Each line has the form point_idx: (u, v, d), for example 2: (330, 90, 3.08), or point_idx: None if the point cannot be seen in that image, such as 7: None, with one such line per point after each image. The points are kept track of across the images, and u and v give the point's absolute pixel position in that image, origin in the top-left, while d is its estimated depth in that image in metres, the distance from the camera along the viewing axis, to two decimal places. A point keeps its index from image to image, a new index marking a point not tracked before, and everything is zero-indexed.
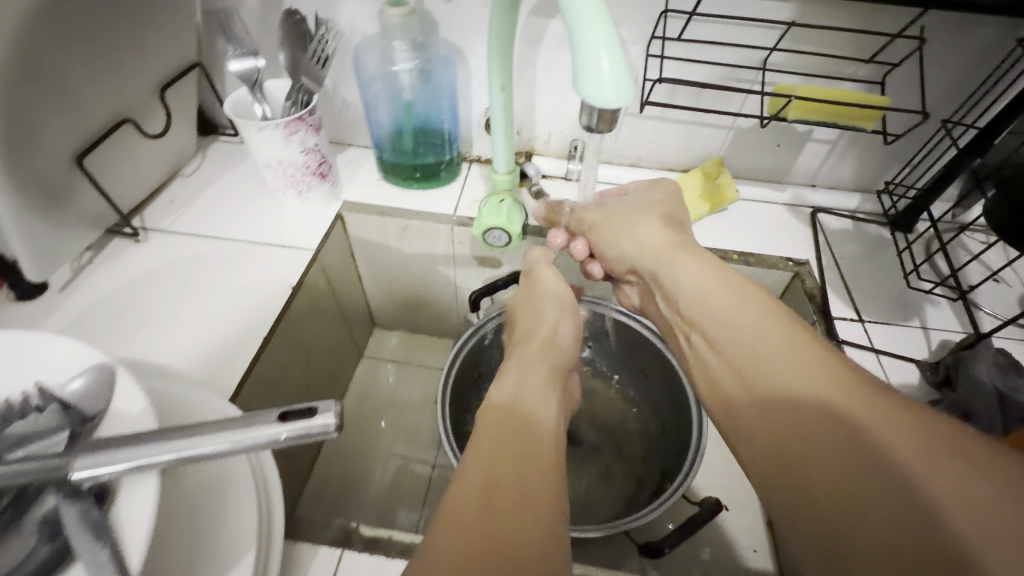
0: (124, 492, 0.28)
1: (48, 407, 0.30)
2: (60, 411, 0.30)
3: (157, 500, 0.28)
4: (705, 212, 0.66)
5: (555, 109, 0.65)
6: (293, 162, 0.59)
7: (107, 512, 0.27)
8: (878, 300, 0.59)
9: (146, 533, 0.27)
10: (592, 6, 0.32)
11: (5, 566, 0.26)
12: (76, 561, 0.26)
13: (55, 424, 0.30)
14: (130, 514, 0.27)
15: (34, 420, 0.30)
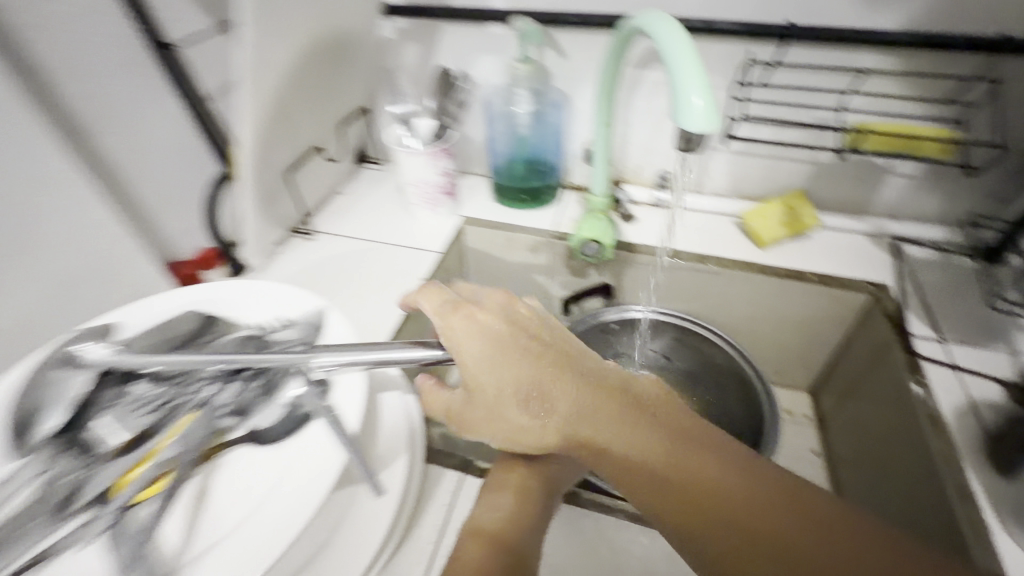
0: (343, 382, 0.40)
1: (293, 325, 0.46)
2: (300, 328, 0.45)
3: (363, 389, 0.40)
4: (785, 237, 0.72)
5: (646, 144, 0.76)
6: (432, 182, 0.74)
7: (332, 394, 0.40)
8: (962, 324, 0.61)
9: (357, 409, 0.39)
10: (689, 60, 0.42)
11: (268, 420, 0.39)
12: (316, 420, 0.38)
13: (299, 335, 0.44)
14: (347, 396, 0.40)
15: (287, 331, 0.45)
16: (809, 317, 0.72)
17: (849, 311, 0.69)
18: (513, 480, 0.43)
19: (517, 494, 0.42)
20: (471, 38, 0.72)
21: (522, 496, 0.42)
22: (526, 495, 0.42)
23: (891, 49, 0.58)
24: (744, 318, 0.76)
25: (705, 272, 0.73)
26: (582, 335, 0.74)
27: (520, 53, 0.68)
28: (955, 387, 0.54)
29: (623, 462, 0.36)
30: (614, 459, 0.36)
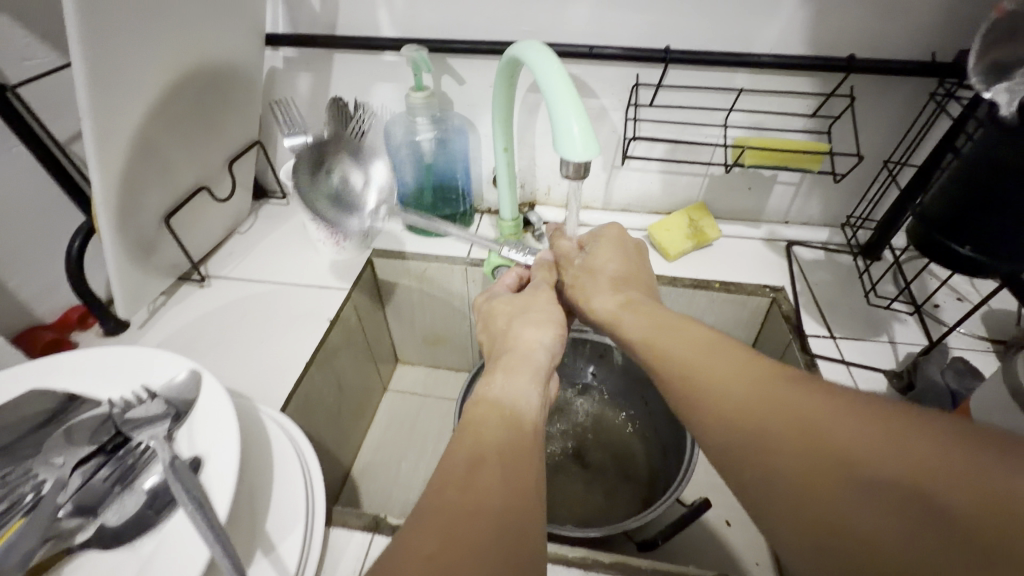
0: (213, 463, 0.36)
1: (156, 398, 0.39)
2: (165, 401, 0.39)
3: (236, 470, 0.35)
4: (691, 248, 0.75)
5: (553, 165, 0.77)
6: (334, 217, 0.71)
7: (200, 478, 0.35)
8: (849, 320, 0.65)
9: (229, 493, 0.34)
10: (564, 89, 0.42)
11: (122, 518, 0.34)
12: (177, 512, 0.34)
13: (162, 411, 0.39)
14: (216, 480, 0.35)
15: (147, 407, 0.39)
16: (719, 323, 0.75)
17: (752, 315, 0.72)
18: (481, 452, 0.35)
19: (489, 462, 0.34)
20: (364, 67, 0.70)
21: (481, 467, 0.34)
22: (488, 463, 0.34)
23: (760, 70, 0.62)
24: None
25: None
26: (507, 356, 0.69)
27: (414, 82, 0.66)
28: (845, 382, 0.58)
29: (515, 440, 0.37)
30: (506, 446, 0.36)
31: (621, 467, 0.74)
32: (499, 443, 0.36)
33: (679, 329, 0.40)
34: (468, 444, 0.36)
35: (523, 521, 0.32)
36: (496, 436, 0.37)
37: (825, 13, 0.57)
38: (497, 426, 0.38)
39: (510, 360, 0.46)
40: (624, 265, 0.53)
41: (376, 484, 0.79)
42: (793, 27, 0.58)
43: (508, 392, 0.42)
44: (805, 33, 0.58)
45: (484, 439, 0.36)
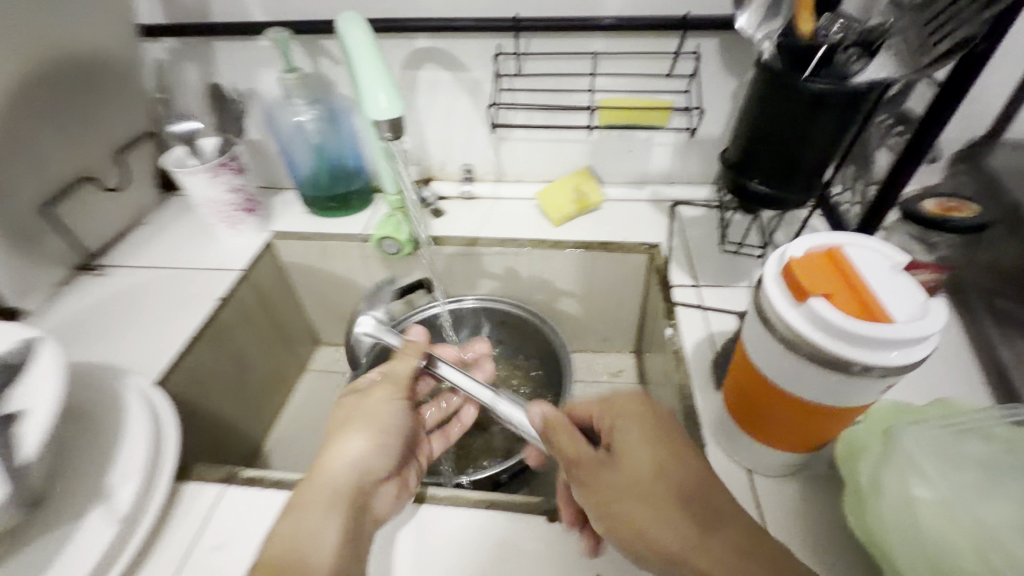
0: (30, 418, 0.39)
1: None
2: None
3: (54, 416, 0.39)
4: (576, 213, 0.78)
5: (442, 139, 0.80)
6: (222, 200, 0.73)
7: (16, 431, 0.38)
8: (714, 268, 0.68)
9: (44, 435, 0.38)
10: (372, 62, 0.46)
11: None
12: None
13: None
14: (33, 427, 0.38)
15: None
16: (607, 283, 0.78)
17: (635, 272, 0.75)
18: (303, 497, 0.44)
19: (305, 495, 0.45)
20: (242, 53, 0.73)
21: (304, 512, 0.43)
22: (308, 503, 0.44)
23: (611, 33, 0.64)
24: (555, 292, 0.81)
25: (507, 253, 0.77)
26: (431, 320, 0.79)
27: (285, 63, 0.68)
28: (699, 324, 0.61)
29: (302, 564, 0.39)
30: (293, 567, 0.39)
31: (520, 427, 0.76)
32: (313, 478, 0.46)
33: (655, 484, 0.38)
34: (303, 496, 0.44)
35: None
36: (321, 479, 0.46)
37: None
38: (331, 465, 0.47)
39: (305, 490, 0.45)
40: (693, 459, 0.40)
41: (287, 458, 0.81)
42: None
43: (303, 527, 0.42)
44: None
45: (324, 492, 0.45)
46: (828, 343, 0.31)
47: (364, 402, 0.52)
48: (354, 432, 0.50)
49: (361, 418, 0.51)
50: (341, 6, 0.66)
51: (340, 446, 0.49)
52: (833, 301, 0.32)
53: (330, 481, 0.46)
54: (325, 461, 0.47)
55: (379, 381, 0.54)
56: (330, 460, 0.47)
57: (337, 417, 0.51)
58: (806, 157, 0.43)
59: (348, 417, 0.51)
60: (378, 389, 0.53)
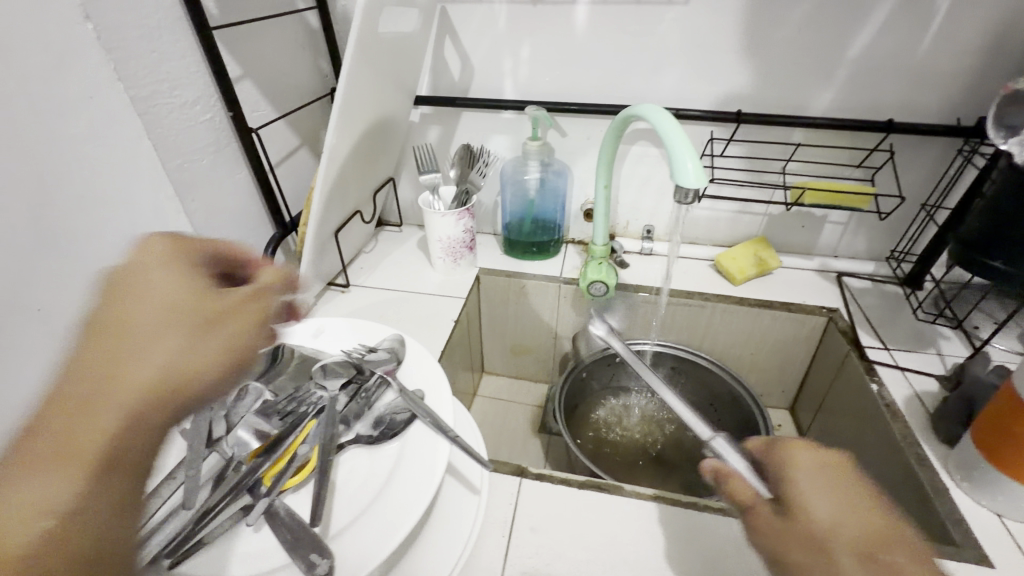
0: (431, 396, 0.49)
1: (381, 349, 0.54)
2: (387, 351, 0.54)
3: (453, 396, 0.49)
4: (755, 275, 0.87)
5: (634, 202, 0.92)
6: (456, 238, 0.86)
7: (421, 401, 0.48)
8: (900, 335, 0.75)
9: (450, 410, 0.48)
10: (685, 143, 0.59)
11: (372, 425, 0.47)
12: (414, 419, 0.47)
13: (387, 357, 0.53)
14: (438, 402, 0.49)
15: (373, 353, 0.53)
16: (781, 340, 0.86)
17: (812, 332, 0.83)
18: (71, 439, 0.26)
19: (83, 439, 0.26)
20: (486, 122, 0.89)
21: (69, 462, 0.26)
22: (84, 446, 0.26)
23: (814, 129, 0.77)
24: (727, 344, 0.89)
25: (692, 305, 0.86)
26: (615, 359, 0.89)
27: (532, 133, 0.83)
28: (902, 382, 0.68)
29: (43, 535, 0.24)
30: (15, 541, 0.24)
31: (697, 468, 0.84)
32: (105, 406, 0.27)
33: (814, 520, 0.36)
34: (60, 427, 0.26)
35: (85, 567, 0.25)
36: (111, 407, 0.27)
37: (866, 85, 0.72)
38: (137, 365, 0.29)
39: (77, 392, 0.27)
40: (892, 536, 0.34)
41: None
42: (840, 96, 0.74)
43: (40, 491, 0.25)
44: (850, 101, 0.74)
45: (76, 405, 0.27)
46: None
47: (188, 293, 0.32)
48: (195, 337, 0.31)
49: (176, 329, 0.30)
50: (585, 92, 0.82)
51: (139, 365, 0.29)
52: None
53: (133, 420, 0.28)
54: (112, 368, 0.28)
55: (173, 266, 0.33)
56: (97, 402, 0.27)
57: (155, 309, 0.31)
58: None
59: (156, 322, 0.30)
60: (170, 274, 0.32)
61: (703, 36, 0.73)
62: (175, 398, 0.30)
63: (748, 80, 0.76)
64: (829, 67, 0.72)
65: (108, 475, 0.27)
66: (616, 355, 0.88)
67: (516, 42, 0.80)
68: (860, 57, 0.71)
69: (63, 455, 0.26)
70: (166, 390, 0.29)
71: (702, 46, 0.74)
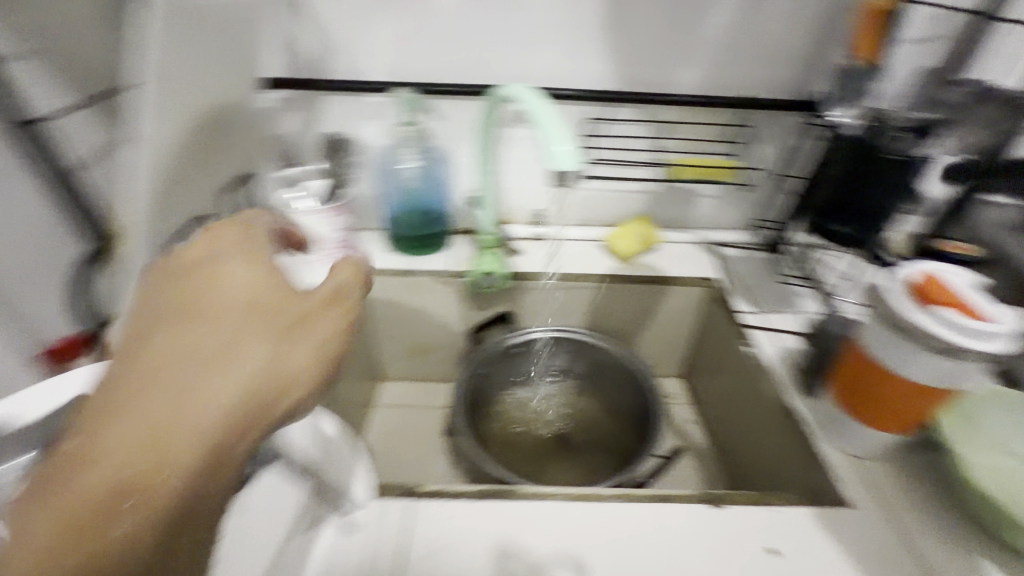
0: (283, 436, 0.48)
1: None
2: None
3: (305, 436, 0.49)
4: (642, 252, 0.89)
5: (523, 187, 0.89)
6: (332, 238, 0.77)
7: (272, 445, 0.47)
8: (768, 298, 0.81)
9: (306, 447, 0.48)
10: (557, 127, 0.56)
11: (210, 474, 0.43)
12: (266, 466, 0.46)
13: None
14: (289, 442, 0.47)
15: None
16: (669, 313, 0.89)
17: (695, 303, 0.87)
18: (92, 495, 0.26)
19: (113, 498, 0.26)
20: (353, 107, 0.80)
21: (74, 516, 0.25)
22: (158, 483, 0.27)
23: (681, 107, 0.79)
24: (621, 322, 0.91)
25: (587, 286, 0.87)
26: (515, 350, 0.87)
27: (404, 117, 0.77)
28: (772, 342, 0.73)
29: (137, 495, 0.26)
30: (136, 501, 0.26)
31: (601, 448, 0.86)
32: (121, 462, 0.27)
33: None
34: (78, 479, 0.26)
35: (132, 507, 0.26)
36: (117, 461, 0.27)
37: (722, 63, 0.75)
38: (180, 429, 0.28)
39: (201, 351, 0.31)
40: None
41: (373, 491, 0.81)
42: (701, 74, 0.76)
43: (134, 452, 0.27)
44: (715, 79, 0.77)
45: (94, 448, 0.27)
46: (951, 336, 0.44)
47: (227, 285, 0.35)
48: (160, 340, 0.31)
49: (189, 349, 0.31)
50: (460, 73, 0.76)
51: (159, 411, 0.28)
52: (952, 309, 0.45)
53: (169, 462, 0.27)
54: (142, 442, 0.27)
55: (252, 262, 0.38)
56: (216, 371, 0.31)
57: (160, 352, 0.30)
58: None
59: (166, 344, 0.31)
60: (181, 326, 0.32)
61: (569, 13, 0.71)
62: (270, 405, 0.33)
63: (622, 58, 0.75)
64: (689, 44, 0.74)
65: (213, 390, 0.30)
66: (515, 346, 0.86)
67: (378, 17, 0.72)
68: (715, 36, 0.73)
69: (159, 418, 0.28)
70: (261, 393, 0.32)
71: (574, 24, 0.72)
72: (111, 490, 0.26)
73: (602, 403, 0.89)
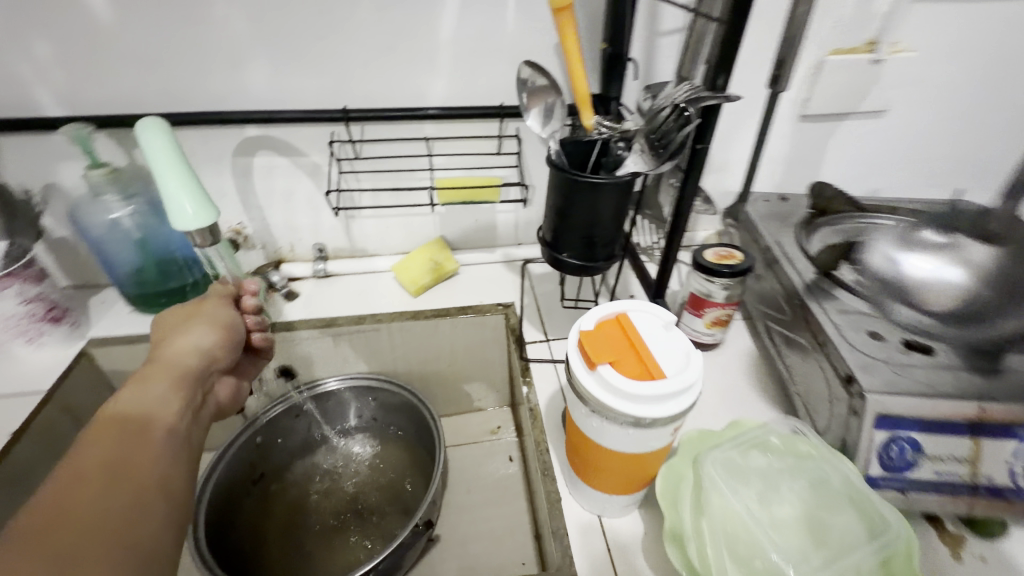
0: None
1: None
2: None
3: None
4: (432, 283, 0.80)
5: (288, 221, 0.78)
6: (16, 313, 0.63)
7: None
8: (562, 322, 0.74)
9: None
10: (179, 175, 0.44)
11: None
12: None
13: None
14: None
15: None
16: (473, 344, 0.81)
17: (495, 332, 0.79)
18: (76, 512, 0.29)
19: (110, 507, 0.30)
20: (35, 148, 0.65)
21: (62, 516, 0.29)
22: (145, 488, 0.33)
23: (441, 120, 0.70)
24: (425, 359, 0.82)
25: (366, 330, 0.77)
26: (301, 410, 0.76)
27: (90, 158, 0.62)
28: (551, 377, 0.66)
29: (111, 531, 0.30)
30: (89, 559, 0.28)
31: (401, 505, 0.74)
32: (118, 479, 0.32)
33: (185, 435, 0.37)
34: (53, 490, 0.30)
35: (118, 549, 0.29)
36: (98, 478, 0.31)
37: (472, 69, 0.67)
38: (148, 449, 0.35)
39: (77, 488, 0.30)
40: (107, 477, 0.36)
41: None
42: (453, 83, 0.68)
43: (104, 508, 0.30)
44: (465, 87, 0.68)
45: (87, 458, 0.32)
46: (617, 403, 0.36)
47: (175, 350, 0.44)
48: (129, 406, 0.37)
49: (150, 394, 0.39)
50: (156, 100, 0.64)
51: (63, 499, 0.30)
52: (619, 367, 0.38)
53: (174, 451, 0.36)
54: (126, 450, 0.34)
55: (189, 322, 0.46)
56: (120, 467, 0.33)
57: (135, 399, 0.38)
58: (609, 233, 0.52)
59: (134, 392, 0.39)
60: (165, 381, 0.40)
61: (272, 22, 0.60)
62: (144, 431, 0.36)
63: (350, 71, 0.65)
64: (429, 51, 0.65)
65: (74, 497, 0.30)
66: (303, 404, 0.76)
67: (21, 41, 0.58)
68: (455, 39, 0.64)
69: (72, 492, 0.30)
70: (111, 476, 0.32)
71: (277, 36, 0.61)
72: (82, 529, 0.29)
73: (411, 456, 0.79)
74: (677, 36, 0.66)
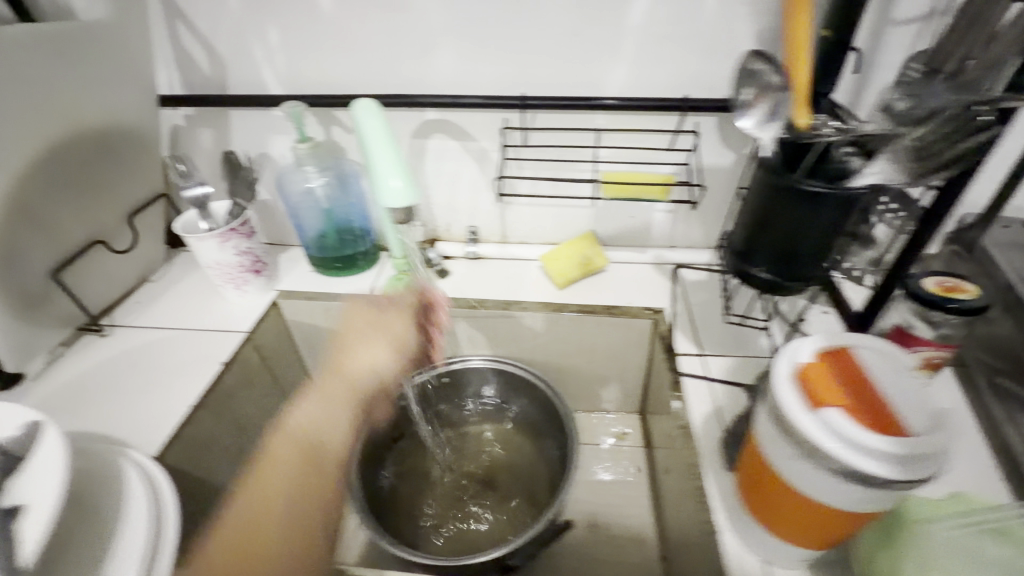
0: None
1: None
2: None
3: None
4: (579, 277, 0.79)
5: (448, 202, 0.81)
6: (231, 263, 0.73)
7: None
8: (719, 338, 0.68)
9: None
10: (388, 154, 0.47)
11: None
12: None
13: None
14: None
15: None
16: (613, 346, 0.78)
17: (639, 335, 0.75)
18: (255, 533, 0.39)
19: (274, 536, 0.39)
20: (257, 121, 0.75)
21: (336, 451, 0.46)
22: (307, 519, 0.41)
23: (614, 112, 0.68)
24: (561, 352, 0.81)
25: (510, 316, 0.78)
26: (443, 382, 0.79)
27: (300, 134, 0.70)
28: (706, 396, 0.60)
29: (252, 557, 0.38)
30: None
31: (526, 492, 0.75)
32: (283, 518, 0.40)
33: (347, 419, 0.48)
34: (284, 468, 0.43)
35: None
36: (282, 503, 0.41)
37: (657, 58, 0.63)
38: (316, 481, 0.43)
39: (268, 502, 0.41)
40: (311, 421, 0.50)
41: None
42: (633, 73, 0.65)
43: (274, 529, 0.39)
44: (646, 78, 0.65)
45: (287, 460, 0.44)
46: (847, 456, 0.31)
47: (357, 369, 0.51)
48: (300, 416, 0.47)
49: (331, 409, 0.48)
50: (354, 82, 0.69)
51: (246, 519, 0.40)
52: (849, 414, 0.32)
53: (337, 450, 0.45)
54: (298, 481, 0.42)
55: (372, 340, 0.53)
56: (295, 493, 0.42)
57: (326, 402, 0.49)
58: (813, 251, 0.46)
59: (316, 411, 0.47)
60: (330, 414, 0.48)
61: (467, 11, 0.62)
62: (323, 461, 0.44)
63: (532, 59, 0.65)
64: (613, 38, 0.62)
65: (271, 506, 0.41)
66: (446, 377, 0.79)
67: (259, 28, 0.67)
68: (643, 26, 0.61)
69: (255, 520, 0.40)
70: (298, 495, 0.42)
71: (467, 24, 0.63)
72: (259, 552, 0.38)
73: (542, 447, 0.78)
74: (913, 25, 0.56)
